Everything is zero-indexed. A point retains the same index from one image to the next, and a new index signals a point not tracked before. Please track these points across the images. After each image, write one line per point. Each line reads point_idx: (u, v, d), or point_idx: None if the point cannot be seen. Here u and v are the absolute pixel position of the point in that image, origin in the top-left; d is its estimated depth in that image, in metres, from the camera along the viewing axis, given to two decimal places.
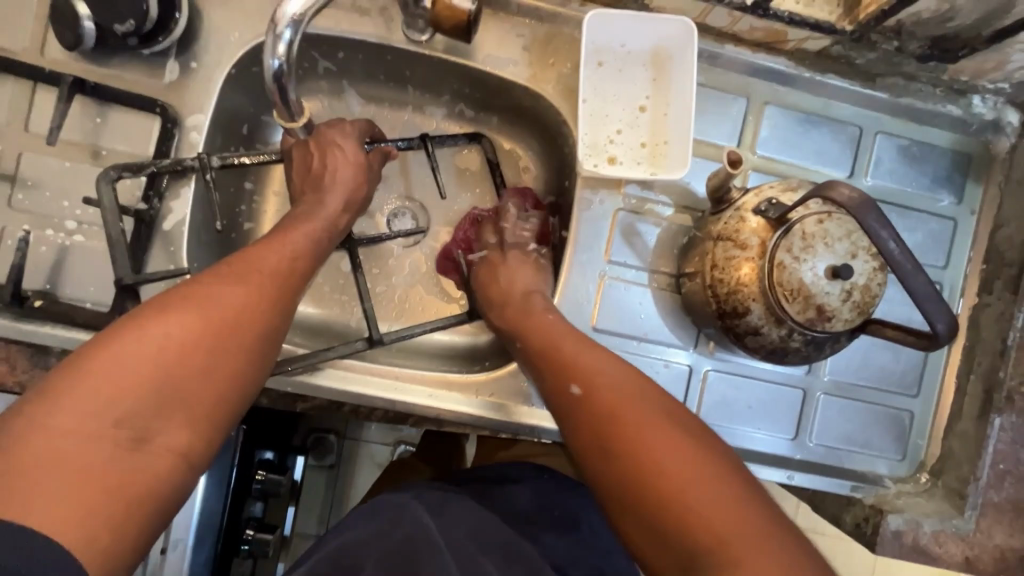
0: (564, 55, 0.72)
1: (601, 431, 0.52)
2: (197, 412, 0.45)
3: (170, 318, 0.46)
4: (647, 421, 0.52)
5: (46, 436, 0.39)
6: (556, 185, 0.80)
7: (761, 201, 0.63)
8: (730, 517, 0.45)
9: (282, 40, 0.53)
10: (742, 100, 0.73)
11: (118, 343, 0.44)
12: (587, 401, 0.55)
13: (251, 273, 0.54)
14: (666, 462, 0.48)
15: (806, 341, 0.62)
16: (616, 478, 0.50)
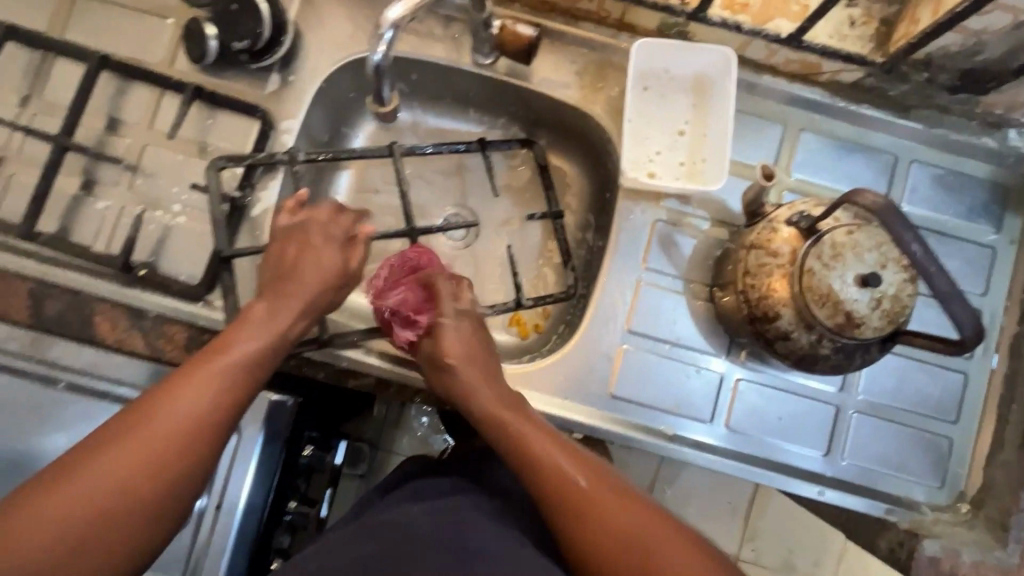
0: (612, 81, 0.80)
1: (590, 527, 0.57)
2: (223, 449, 0.57)
3: (157, 414, 0.54)
4: (637, 521, 0.57)
5: (105, 478, 0.51)
6: (598, 200, 0.87)
7: (794, 213, 0.67)
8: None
9: (384, 39, 0.63)
10: (779, 126, 0.78)
11: (166, 400, 0.55)
12: (578, 498, 0.58)
13: (232, 354, 0.60)
14: (653, 557, 0.55)
15: (836, 348, 0.65)
16: (598, 562, 0.56)
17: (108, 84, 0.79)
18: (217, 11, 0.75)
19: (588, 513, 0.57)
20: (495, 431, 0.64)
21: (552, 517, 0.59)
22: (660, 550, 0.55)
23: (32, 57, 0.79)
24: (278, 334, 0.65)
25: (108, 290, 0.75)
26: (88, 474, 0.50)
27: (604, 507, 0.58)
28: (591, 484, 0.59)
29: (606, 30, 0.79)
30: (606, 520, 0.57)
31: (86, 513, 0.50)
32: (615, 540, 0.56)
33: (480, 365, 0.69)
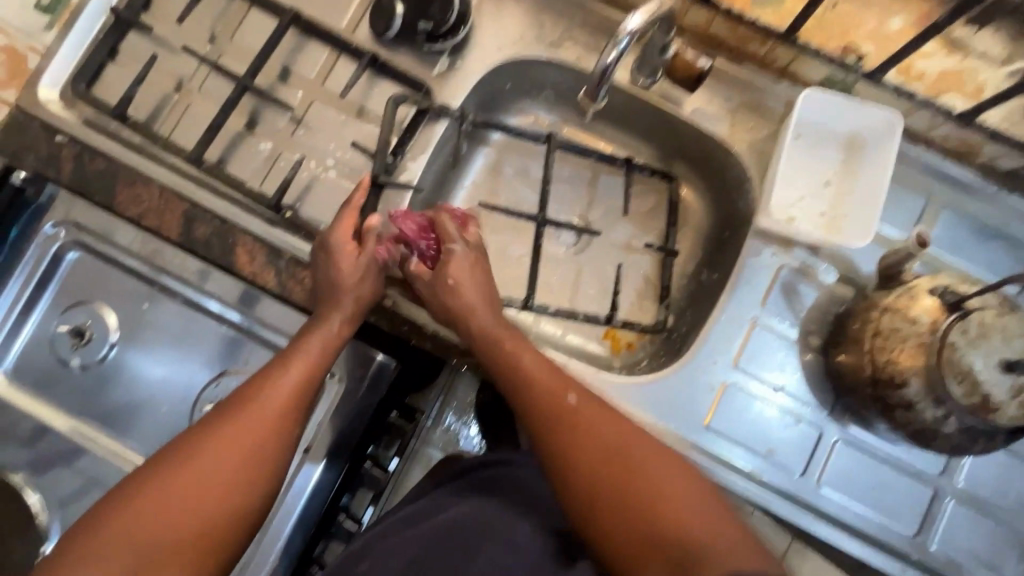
0: (762, 124, 0.81)
1: (584, 455, 0.61)
2: (265, 462, 0.63)
3: (199, 450, 0.61)
4: (637, 449, 0.61)
5: (165, 493, 0.58)
6: (714, 238, 0.89)
7: (937, 285, 0.67)
8: (708, 544, 0.56)
9: (618, 46, 0.63)
10: (922, 200, 0.78)
11: (214, 430, 0.63)
12: (572, 415, 0.64)
13: (267, 392, 0.66)
14: (664, 488, 0.59)
15: (961, 429, 0.63)
16: (602, 496, 0.60)
17: (290, 38, 0.85)
18: None
19: (586, 436, 0.62)
20: (502, 362, 0.70)
21: (554, 445, 0.63)
22: (672, 491, 0.59)
23: (230, 3, 0.86)
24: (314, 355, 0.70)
25: (251, 224, 0.80)
26: (151, 488, 0.58)
27: (604, 434, 0.62)
28: (586, 403, 0.64)
29: (767, 74, 0.80)
30: (611, 450, 0.61)
31: (153, 522, 0.57)
32: (623, 469, 0.60)
33: (496, 306, 0.75)
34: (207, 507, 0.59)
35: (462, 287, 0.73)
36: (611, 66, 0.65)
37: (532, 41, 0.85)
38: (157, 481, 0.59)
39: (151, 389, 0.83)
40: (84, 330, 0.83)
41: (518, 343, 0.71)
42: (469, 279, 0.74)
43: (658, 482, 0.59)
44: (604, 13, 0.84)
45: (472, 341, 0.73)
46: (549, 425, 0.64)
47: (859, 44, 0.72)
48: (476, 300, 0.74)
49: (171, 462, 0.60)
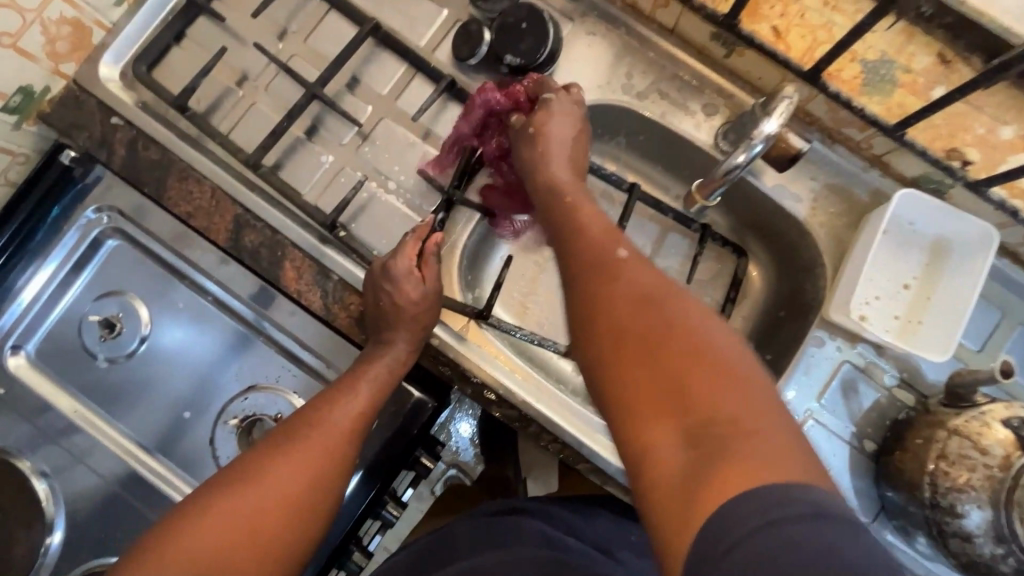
0: (845, 210, 0.78)
1: (624, 309, 0.50)
2: (308, 505, 0.60)
3: (238, 496, 0.58)
4: (689, 315, 0.48)
5: (205, 532, 0.55)
6: (771, 318, 0.86)
7: (1012, 415, 0.64)
8: (767, 440, 0.41)
9: (752, 148, 0.67)
10: (998, 313, 0.75)
11: (262, 469, 0.60)
12: (614, 266, 0.54)
13: (308, 440, 0.62)
14: (712, 354, 0.46)
15: (1017, 570, 0.61)
16: (639, 360, 0.47)
17: (366, 47, 0.81)
18: (499, 21, 0.76)
19: (626, 292, 0.51)
20: (574, 229, 0.61)
21: (582, 299, 0.54)
22: (734, 370, 0.45)
23: (308, 2, 0.82)
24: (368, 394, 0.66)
25: (302, 240, 0.76)
26: (192, 525, 0.56)
27: (643, 287, 0.51)
28: (635, 258, 0.54)
29: (858, 161, 0.77)
30: (647, 302, 0.50)
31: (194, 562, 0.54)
32: (659, 329, 0.48)
33: (574, 170, 0.71)
34: (247, 548, 0.56)
35: (548, 131, 0.71)
36: (738, 168, 0.69)
37: (617, 88, 0.81)
38: (199, 520, 0.56)
39: (170, 391, 0.80)
40: (114, 322, 0.80)
41: (591, 228, 0.60)
42: (555, 151, 0.71)
43: (702, 346, 0.46)
44: (697, 69, 0.80)
45: (558, 203, 0.66)
46: (598, 270, 0.55)
47: (965, 149, 0.69)
48: (555, 158, 0.71)
49: (213, 500, 0.57)
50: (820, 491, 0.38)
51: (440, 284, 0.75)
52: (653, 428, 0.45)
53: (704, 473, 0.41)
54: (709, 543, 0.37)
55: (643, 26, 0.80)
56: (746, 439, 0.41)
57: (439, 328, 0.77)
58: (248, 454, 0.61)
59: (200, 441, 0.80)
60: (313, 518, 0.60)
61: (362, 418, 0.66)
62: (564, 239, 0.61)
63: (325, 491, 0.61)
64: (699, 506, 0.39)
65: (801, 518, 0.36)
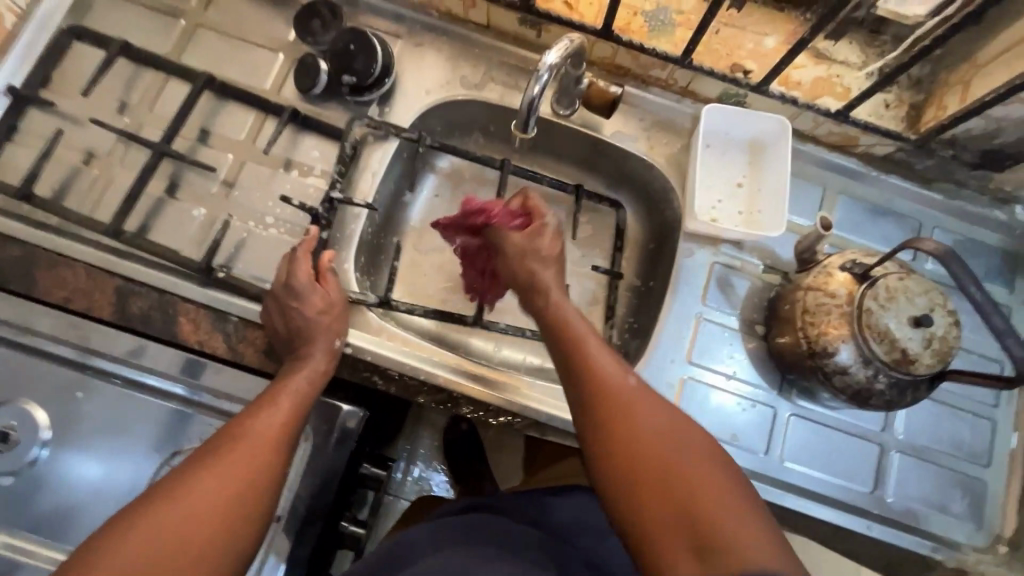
0: (675, 138, 0.89)
1: (618, 437, 0.58)
2: (243, 516, 0.59)
3: (169, 505, 0.55)
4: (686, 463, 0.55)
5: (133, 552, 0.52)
6: (647, 251, 0.96)
7: (846, 260, 0.75)
8: (721, 497, 0.53)
9: (540, 79, 0.65)
10: (819, 189, 0.89)
11: (188, 477, 0.58)
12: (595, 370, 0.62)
13: (237, 447, 0.62)
14: (677, 458, 0.55)
15: (890, 384, 0.71)
16: (630, 469, 0.56)
17: (212, 102, 0.85)
18: (330, 48, 0.83)
19: (637, 424, 0.58)
20: (569, 351, 0.66)
21: (607, 430, 0.59)
22: (683, 463, 0.55)
23: (144, 74, 0.85)
24: (292, 404, 0.67)
25: (190, 292, 0.77)
26: (120, 545, 0.52)
27: (650, 423, 0.58)
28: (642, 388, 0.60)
29: (671, 95, 0.89)
30: (635, 422, 0.58)
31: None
32: (629, 430, 0.58)
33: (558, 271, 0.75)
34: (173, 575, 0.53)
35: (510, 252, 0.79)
36: (536, 99, 0.67)
37: (456, 85, 0.89)
38: (125, 540, 0.53)
39: (93, 487, 0.74)
40: (9, 434, 0.74)
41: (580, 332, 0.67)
42: (546, 276, 0.74)
43: (694, 482, 0.54)
44: (519, 54, 0.90)
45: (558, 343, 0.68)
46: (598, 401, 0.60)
47: (744, 63, 0.82)
48: (547, 277, 0.74)
49: (140, 519, 0.54)
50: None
51: (343, 292, 0.78)
52: (671, 556, 0.51)
53: (710, 571, 0.49)
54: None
55: (461, 28, 0.90)
56: (710, 510, 0.52)
57: (352, 336, 0.78)
58: (173, 472, 0.59)
59: None
60: (252, 519, 0.59)
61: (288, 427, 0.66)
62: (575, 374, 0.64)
63: (255, 508, 0.60)
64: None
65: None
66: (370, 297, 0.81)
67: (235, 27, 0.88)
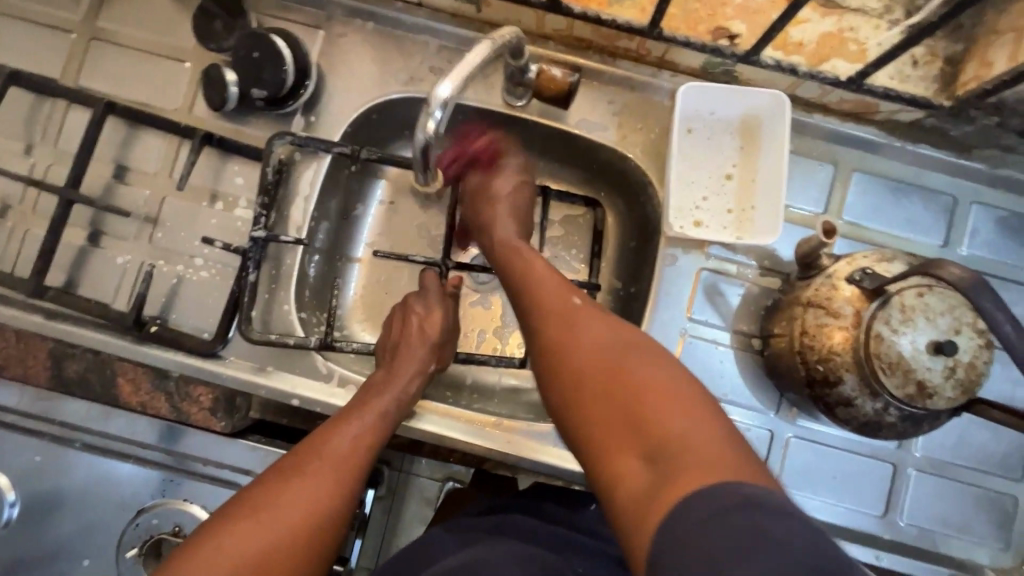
0: (652, 121, 0.75)
1: (569, 343, 0.55)
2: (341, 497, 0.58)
3: (284, 488, 0.56)
4: (626, 361, 0.52)
5: (244, 533, 0.53)
6: (628, 251, 0.84)
7: (855, 269, 0.63)
8: (662, 395, 0.48)
9: (433, 118, 0.56)
10: (830, 168, 0.74)
11: (292, 462, 0.59)
12: (543, 295, 0.61)
13: (335, 431, 0.62)
14: (623, 364, 0.51)
15: (903, 416, 0.61)
16: (578, 374, 0.53)
17: (120, 130, 0.76)
18: (234, 56, 0.71)
19: (578, 337, 0.55)
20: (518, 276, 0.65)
21: (546, 350, 0.57)
22: (630, 362, 0.51)
23: (42, 105, 0.76)
24: (373, 425, 0.64)
25: (122, 351, 0.72)
26: (205, 560, 0.52)
27: (587, 330, 0.56)
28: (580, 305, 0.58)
29: (646, 68, 0.74)
30: (572, 330, 0.56)
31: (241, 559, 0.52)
32: (573, 338, 0.55)
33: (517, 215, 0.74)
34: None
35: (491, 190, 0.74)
36: (431, 142, 0.59)
37: (391, 80, 0.77)
38: (239, 524, 0.54)
39: (60, 547, 0.71)
40: None
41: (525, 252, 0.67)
42: (502, 224, 0.72)
43: (639, 385, 0.49)
44: (461, 36, 0.76)
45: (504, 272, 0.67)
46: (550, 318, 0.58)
47: (730, 24, 0.66)
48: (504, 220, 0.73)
49: (219, 537, 0.53)
50: (748, 483, 0.41)
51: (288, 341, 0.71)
52: (616, 462, 0.48)
53: (664, 479, 0.44)
54: (672, 522, 0.40)
55: (389, 10, 0.76)
56: (653, 413, 0.47)
57: (298, 387, 0.72)
58: (260, 481, 0.57)
59: None
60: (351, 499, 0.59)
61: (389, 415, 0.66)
62: (523, 298, 0.63)
63: (325, 532, 0.57)
64: (656, 515, 0.42)
65: (749, 520, 0.38)
66: (311, 339, 0.72)
67: (132, 37, 0.77)
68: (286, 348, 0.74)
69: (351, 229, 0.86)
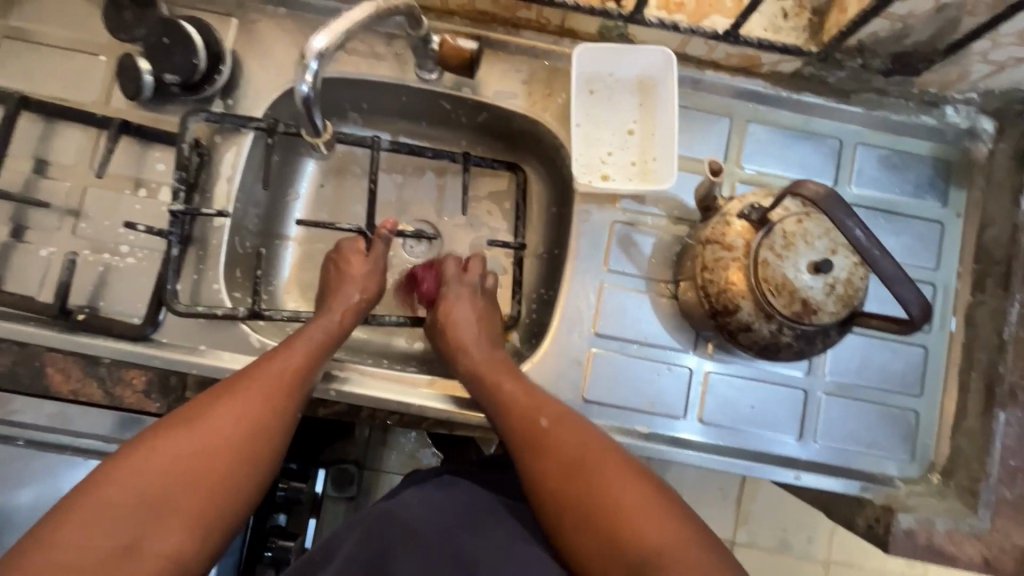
0: (559, 87, 0.79)
1: (549, 466, 0.64)
2: (275, 421, 0.60)
3: (218, 408, 0.58)
4: (590, 469, 0.62)
5: (173, 446, 0.54)
6: (551, 216, 0.88)
7: (745, 206, 0.68)
8: (636, 510, 0.59)
9: (310, 70, 0.58)
10: (727, 120, 0.79)
11: (232, 386, 0.60)
12: (517, 408, 0.68)
13: (274, 356, 0.64)
14: (599, 485, 0.61)
15: (797, 335, 0.65)
16: (559, 491, 0.62)
17: (37, 127, 0.77)
18: (145, 45, 0.73)
19: (556, 458, 0.64)
20: (490, 396, 0.70)
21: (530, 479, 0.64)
22: (599, 479, 0.61)
23: None
24: (304, 351, 0.65)
25: (53, 341, 0.72)
26: (132, 472, 0.52)
27: (570, 452, 0.64)
28: (557, 422, 0.66)
29: (548, 37, 0.79)
30: (561, 462, 0.63)
31: (167, 470, 0.53)
32: (554, 472, 0.63)
33: (482, 333, 0.77)
34: (175, 506, 0.53)
35: (452, 317, 0.78)
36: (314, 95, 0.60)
37: None
38: (172, 435, 0.55)
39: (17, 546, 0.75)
40: None
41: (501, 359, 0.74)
42: (459, 315, 0.78)
43: (621, 508, 0.59)
44: None
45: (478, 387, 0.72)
46: (534, 441, 0.66)
47: None
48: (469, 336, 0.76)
49: (152, 447, 0.54)
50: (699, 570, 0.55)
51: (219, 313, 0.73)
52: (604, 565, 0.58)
53: None
54: None
55: None
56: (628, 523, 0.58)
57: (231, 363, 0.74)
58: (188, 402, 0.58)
59: None
60: (286, 424, 0.61)
61: (325, 347, 0.68)
62: (501, 415, 0.69)
63: (259, 454, 0.58)
64: None
65: None
66: (240, 310, 0.75)
67: (45, 33, 0.78)
68: (214, 321, 0.76)
69: (282, 213, 0.88)
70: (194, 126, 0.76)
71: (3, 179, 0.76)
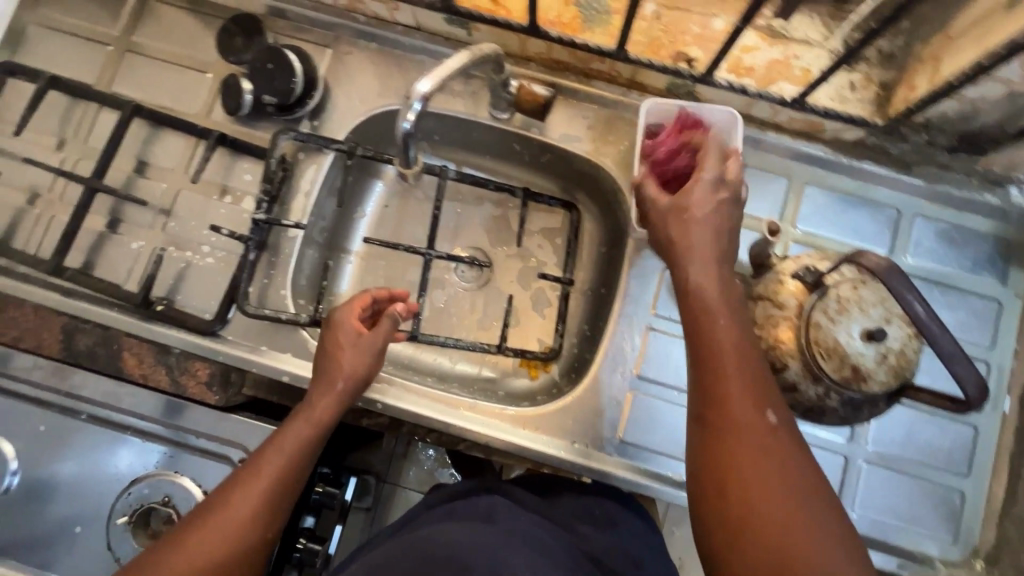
0: (623, 135, 0.83)
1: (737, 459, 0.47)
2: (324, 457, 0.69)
3: (279, 456, 0.66)
4: (781, 491, 0.46)
5: (249, 496, 0.63)
6: (601, 256, 0.91)
7: (799, 267, 0.69)
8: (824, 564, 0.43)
9: (412, 109, 0.63)
10: (784, 181, 0.81)
11: (288, 432, 0.68)
12: (718, 380, 0.51)
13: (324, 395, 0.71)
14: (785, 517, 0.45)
15: (844, 401, 0.66)
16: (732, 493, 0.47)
17: (144, 132, 0.84)
18: (250, 67, 0.80)
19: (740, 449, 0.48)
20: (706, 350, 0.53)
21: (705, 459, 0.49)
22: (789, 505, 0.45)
23: (75, 107, 0.85)
24: (332, 399, 0.70)
25: (131, 326, 0.79)
26: (217, 524, 0.60)
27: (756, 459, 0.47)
28: (759, 411, 0.49)
29: (617, 88, 0.83)
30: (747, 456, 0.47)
31: (248, 516, 0.62)
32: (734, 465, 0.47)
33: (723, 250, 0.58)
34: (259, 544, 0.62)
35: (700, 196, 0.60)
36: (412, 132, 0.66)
37: (391, 93, 0.85)
38: (246, 486, 0.63)
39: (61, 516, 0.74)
40: None
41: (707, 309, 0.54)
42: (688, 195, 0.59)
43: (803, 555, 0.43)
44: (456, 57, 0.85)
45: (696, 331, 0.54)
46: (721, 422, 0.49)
47: (689, 50, 0.73)
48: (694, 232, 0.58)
49: (231, 500, 0.62)
50: None
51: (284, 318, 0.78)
52: None
53: None
54: None
55: (390, 32, 0.85)
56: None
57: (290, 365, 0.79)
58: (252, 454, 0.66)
59: (99, 552, 0.74)
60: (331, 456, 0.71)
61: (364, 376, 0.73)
62: (706, 379, 0.52)
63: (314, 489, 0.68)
64: None
65: None
66: (303, 317, 0.79)
67: (162, 49, 0.86)
68: (276, 325, 0.81)
69: (347, 228, 0.93)
70: (283, 143, 0.82)
71: (108, 175, 0.83)
